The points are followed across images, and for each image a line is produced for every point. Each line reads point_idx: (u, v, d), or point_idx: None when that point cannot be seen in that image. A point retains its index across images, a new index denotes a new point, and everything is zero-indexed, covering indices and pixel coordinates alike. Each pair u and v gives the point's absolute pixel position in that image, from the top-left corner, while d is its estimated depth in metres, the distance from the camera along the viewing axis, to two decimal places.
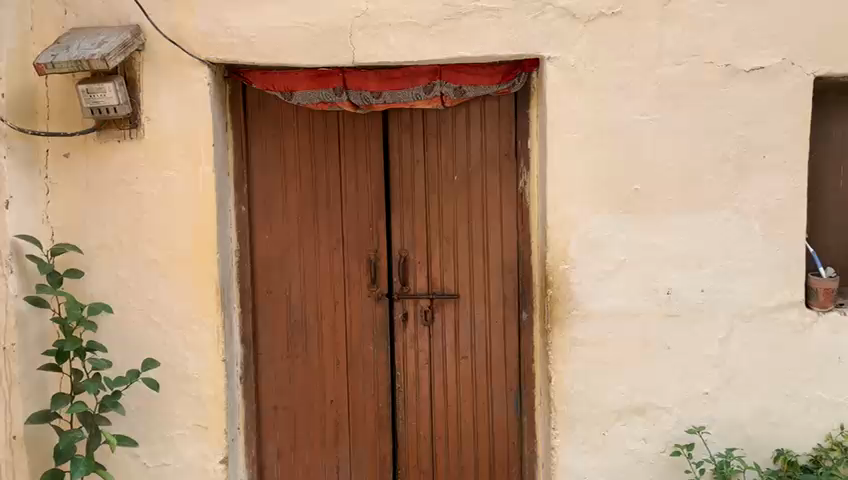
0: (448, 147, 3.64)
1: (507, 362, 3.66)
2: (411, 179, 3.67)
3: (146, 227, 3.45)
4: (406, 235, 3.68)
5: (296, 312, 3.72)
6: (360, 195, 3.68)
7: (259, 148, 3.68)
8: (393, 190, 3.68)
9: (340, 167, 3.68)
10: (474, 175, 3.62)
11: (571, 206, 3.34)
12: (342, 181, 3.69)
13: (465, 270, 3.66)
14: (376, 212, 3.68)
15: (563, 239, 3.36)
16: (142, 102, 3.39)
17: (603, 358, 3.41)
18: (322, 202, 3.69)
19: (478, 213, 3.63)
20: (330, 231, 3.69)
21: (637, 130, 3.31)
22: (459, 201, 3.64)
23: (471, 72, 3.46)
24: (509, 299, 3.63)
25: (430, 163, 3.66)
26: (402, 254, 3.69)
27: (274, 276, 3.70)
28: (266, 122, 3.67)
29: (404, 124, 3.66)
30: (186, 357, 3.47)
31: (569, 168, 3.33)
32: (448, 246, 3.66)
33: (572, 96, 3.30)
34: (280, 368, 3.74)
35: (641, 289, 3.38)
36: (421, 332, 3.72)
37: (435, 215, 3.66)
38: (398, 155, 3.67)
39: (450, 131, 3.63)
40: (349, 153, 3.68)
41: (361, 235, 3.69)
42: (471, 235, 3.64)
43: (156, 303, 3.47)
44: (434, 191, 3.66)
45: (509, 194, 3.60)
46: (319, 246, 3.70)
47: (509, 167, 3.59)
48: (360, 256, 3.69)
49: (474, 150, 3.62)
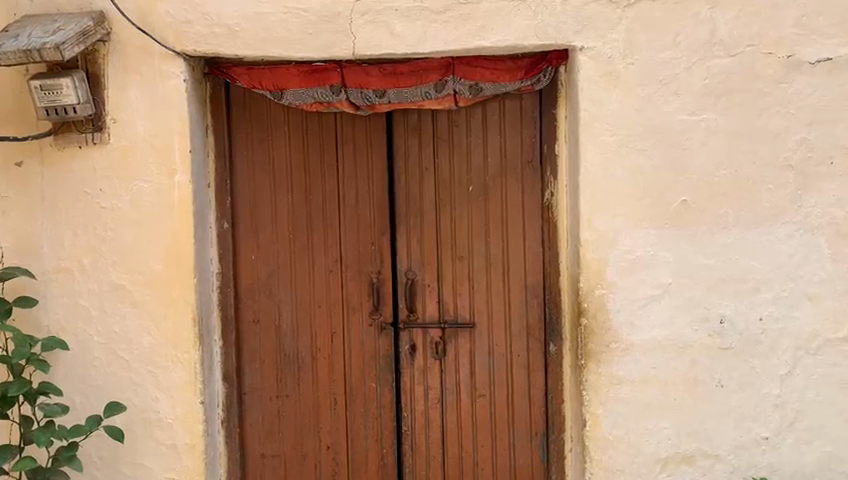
0: (462, 153, 3.16)
1: (531, 402, 3.17)
2: (419, 190, 3.19)
3: (112, 247, 2.96)
4: (414, 254, 3.20)
5: (287, 343, 3.22)
6: (361, 209, 3.20)
7: (243, 154, 3.18)
8: (400, 202, 3.19)
9: (337, 176, 3.20)
10: (491, 186, 3.14)
11: (608, 221, 2.87)
12: (340, 192, 3.20)
13: (483, 294, 3.17)
14: (380, 228, 3.20)
15: (599, 259, 2.87)
16: (106, 100, 2.91)
17: (644, 399, 2.92)
18: (317, 216, 3.20)
19: (498, 229, 3.14)
20: (326, 250, 3.20)
21: (684, 132, 2.84)
22: (475, 215, 3.15)
23: (489, 66, 2.99)
24: (534, 328, 3.14)
25: (440, 172, 3.18)
26: (409, 276, 3.20)
27: (262, 302, 3.21)
28: (253, 124, 3.17)
29: (411, 126, 3.19)
30: (158, 398, 2.98)
31: (605, 177, 2.86)
32: (462, 267, 3.18)
33: (608, 92, 2.83)
34: (268, 408, 3.23)
35: (689, 317, 2.89)
36: (431, 366, 3.23)
37: (447, 231, 3.18)
38: (405, 162, 3.19)
39: (463, 134, 3.15)
40: (348, 160, 3.20)
41: (362, 253, 3.21)
42: (489, 254, 3.15)
43: (123, 335, 2.98)
44: (446, 203, 3.17)
45: (533, 206, 3.11)
46: (313, 267, 3.20)
47: (532, 176, 3.11)
48: (362, 279, 3.21)
49: (491, 157, 3.14)
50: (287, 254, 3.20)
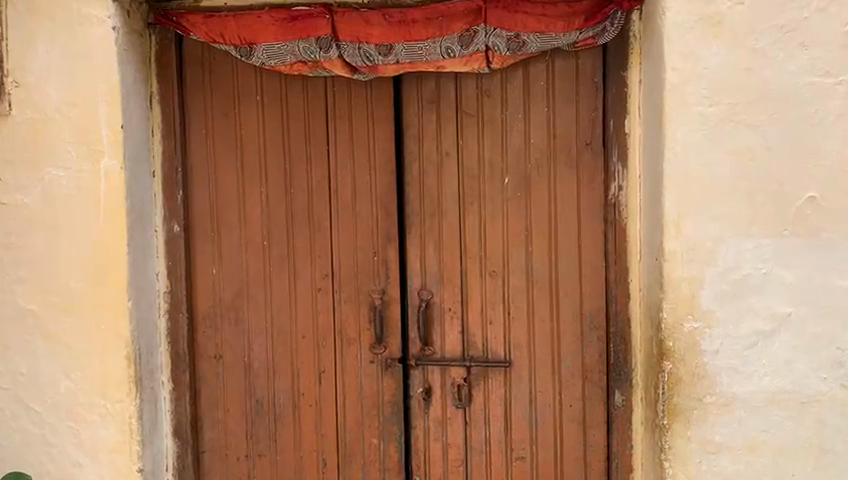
0: (494, 134, 2.34)
1: (587, 469, 2.35)
2: (437, 182, 2.38)
3: (16, 258, 2.16)
4: (430, 268, 2.40)
5: (260, 387, 2.41)
6: (359, 207, 2.40)
7: (201, 133, 2.36)
8: (411, 199, 2.39)
9: (328, 163, 2.39)
10: (534, 177, 2.32)
11: (702, 225, 2.04)
12: (331, 184, 2.39)
13: (521, 323, 2.36)
14: (385, 232, 2.40)
15: (690, 278, 2.05)
16: (7, 56, 2.12)
17: (751, 474, 2.08)
18: (300, 216, 2.39)
19: (543, 235, 2.32)
20: (312, 263, 2.40)
21: (814, 99, 1.99)
22: (512, 216, 2.34)
23: (535, 11, 2.14)
24: (591, 370, 2.32)
25: (465, 159, 2.36)
26: (424, 297, 2.40)
27: (225, 332, 2.39)
28: (214, 93, 2.36)
29: (427, 97, 2.38)
30: (81, 464, 2.19)
31: (698, 163, 2.03)
32: (494, 286, 2.37)
33: (705, 43, 2.00)
34: (236, 472, 2.44)
35: (817, 361, 2.04)
36: (453, 418, 2.42)
37: (474, 238, 2.37)
38: (417, 144, 2.39)
39: (497, 107, 2.34)
40: (342, 143, 2.39)
41: (360, 266, 2.41)
42: (531, 270, 2.34)
43: (33, 378, 2.18)
44: (472, 200, 2.36)
45: (592, 205, 2.28)
46: (295, 284, 2.40)
47: (591, 164, 2.28)
48: (360, 301, 2.41)
49: (535, 137, 2.31)
50: (258, 268, 2.39)
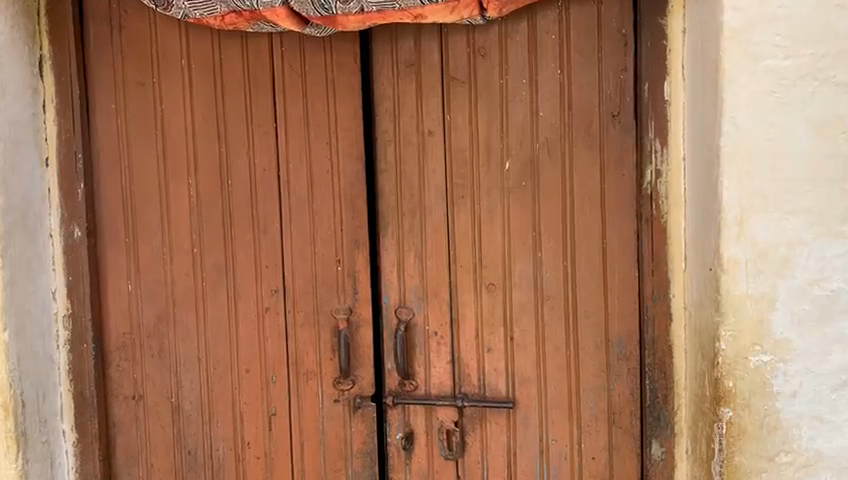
0: (490, 106, 1.80)
1: None
2: (418, 170, 1.84)
3: None
4: (411, 280, 1.87)
5: (193, 434, 1.88)
6: (317, 203, 1.86)
7: (109, 110, 1.83)
8: (384, 192, 1.86)
9: (275, 147, 1.85)
10: (542, 161, 1.77)
11: (775, 222, 1.47)
12: (281, 173, 1.85)
13: (528, 350, 1.82)
14: (350, 234, 1.86)
15: (757, 295, 1.49)
16: None
17: None
18: (241, 216, 1.85)
19: (557, 237, 1.78)
20: (256, 275, 1.86)
21: None
22: (514, 212, 1.80)
23: None
24: (621, 412, 1.78)
25: (454, 138, 1.82)
26: (402, 319, 1.87)
27: (147, 367, 1.87)
28: (125, 58, 1.82)
29: (403, 59, 1.83)
30: None
31: (769, 138, 1.47)
32: (492, 303, 1.83)
33: None
34: None
35: None
36: (441, 472, 1.88)
37: (465, 241, 1.83)
38: (393, 121, 1.85)
39: (495, 70, 1.79)
40: (293, 120, 1.84)
41: (320, 279, 1.87)
42: (539, 282, 1.80)
43: None
44: (463, 193, 1.83)
45: (620, 197, 1.73)
46: (235, 303, 1.86)
47: (617, 143, 1.73)
48: (319, 323, 1.88)
49: (544, 110, 1.76)
50: (186, 284, 1.85)
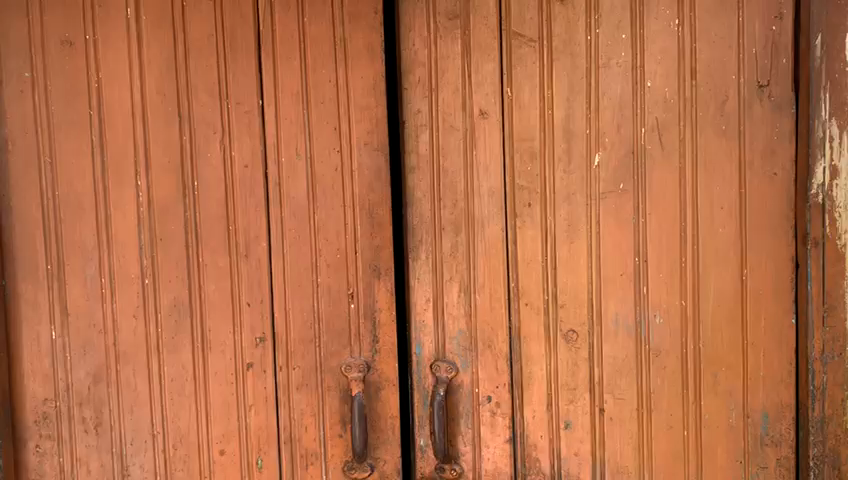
0: (571, 75, 1.24)
1: None
2: (464, 168, 1.29)
3: None
4: (454, 323, 1.32)
5: None
6: (320, 215, 1.30)
7: (21, 80, 1.25)
8: (417, 199, 1.32)
9: (262, 134, 1.29)
10: (650, 154, 1.21)
11: None
12: (269, 172, 1.30)
13: (626, 427, 1.26)
14: (368, 258, 1.32)
15: None
16: None
17: None
18: (212, 233, 1.30)
19: (671, 266, 1.22)
20: (234, 317, 1.31)
21: None
22: (606, 229, 1.24)
23: None
24: None
25: (517, 121, 1.27)
26: (440, 378, 1.32)
27: (77, 450, 1.30)
28: (44, 7, 1.25)
29: (446, 8, 1.28)
30: None
31: None
32: (572, 359, 1.27)
33: None
34: None
35: None
36: None
37: (533, 270, 1.28)
38: (429, 99, 1.30)
39: (580, 21, 1.23)
40: (287, 97, 1.29)
41: (324, 322, 1.32)
42: (643, 329, 1.24)
43: None
44: (530, 200, 1.27)
45: (768, 206, 1.17)
46: (205, 357, 1.31)
47: (764, 128, 1.16)
48: (324, 385, 1.33)
49: (654, 79, 1.20)
50: (134, 330, 1.30)
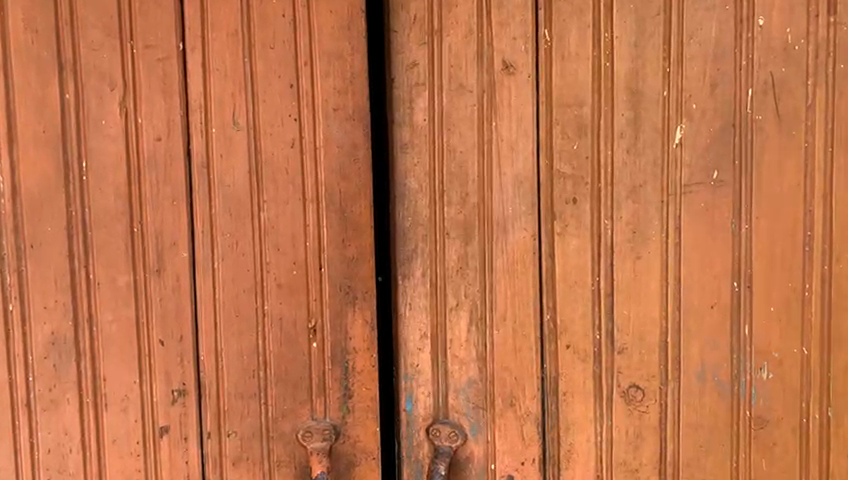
0: (643, 9, 0.83)
1: None
2: (479, 146, 0.88)
3: None
4: (460, 371, 0.91)
5: None
6: (268, 214, 0.90)
7: None
8: (410, 191, 0.90)
9: (184, 94, 0.88)
10: (760, 128, 0.81)
11: None
12: (195, 150, 0.89)
13: None
14: (337, 276, 0.91)
15: None
16: None
17: None
18: (109, 238, 0.88)
19: (786, 296, 0.82)
20: (142, 360, 0.90)
21: None
22: (689, 240, 0.84)
23: None
24: None
25: (558, 79, 0.86)
26: (441, 449, 0.91)
27: None
28: None
29: None
30: None
31: None
32: (633, 427, 0.87)
33: None
34: None
35: None
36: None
37: (579, 297, 0.87)
38: (429, 45, 0.88)
39: None
40: (220, 41, 0.88)
41: (274, 369, 0.91)
42: (743, 387, 0.84)
43: None
44: (576, 194, 0.86)
45: None
46: (100, 417, 0.90)
47: None
48: (273, 458, 0.92)
49: (769, 16, 0.80)
50: None
